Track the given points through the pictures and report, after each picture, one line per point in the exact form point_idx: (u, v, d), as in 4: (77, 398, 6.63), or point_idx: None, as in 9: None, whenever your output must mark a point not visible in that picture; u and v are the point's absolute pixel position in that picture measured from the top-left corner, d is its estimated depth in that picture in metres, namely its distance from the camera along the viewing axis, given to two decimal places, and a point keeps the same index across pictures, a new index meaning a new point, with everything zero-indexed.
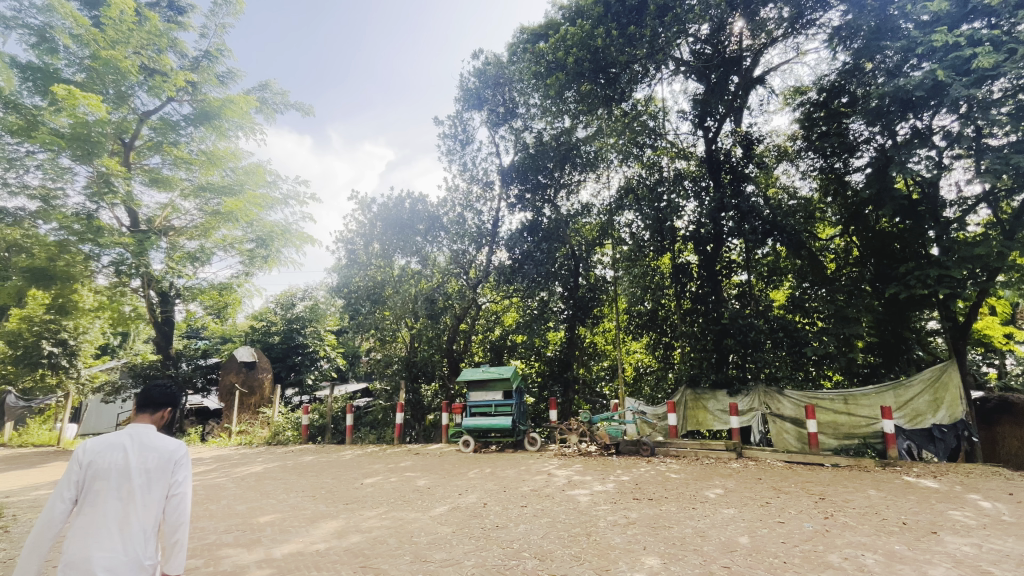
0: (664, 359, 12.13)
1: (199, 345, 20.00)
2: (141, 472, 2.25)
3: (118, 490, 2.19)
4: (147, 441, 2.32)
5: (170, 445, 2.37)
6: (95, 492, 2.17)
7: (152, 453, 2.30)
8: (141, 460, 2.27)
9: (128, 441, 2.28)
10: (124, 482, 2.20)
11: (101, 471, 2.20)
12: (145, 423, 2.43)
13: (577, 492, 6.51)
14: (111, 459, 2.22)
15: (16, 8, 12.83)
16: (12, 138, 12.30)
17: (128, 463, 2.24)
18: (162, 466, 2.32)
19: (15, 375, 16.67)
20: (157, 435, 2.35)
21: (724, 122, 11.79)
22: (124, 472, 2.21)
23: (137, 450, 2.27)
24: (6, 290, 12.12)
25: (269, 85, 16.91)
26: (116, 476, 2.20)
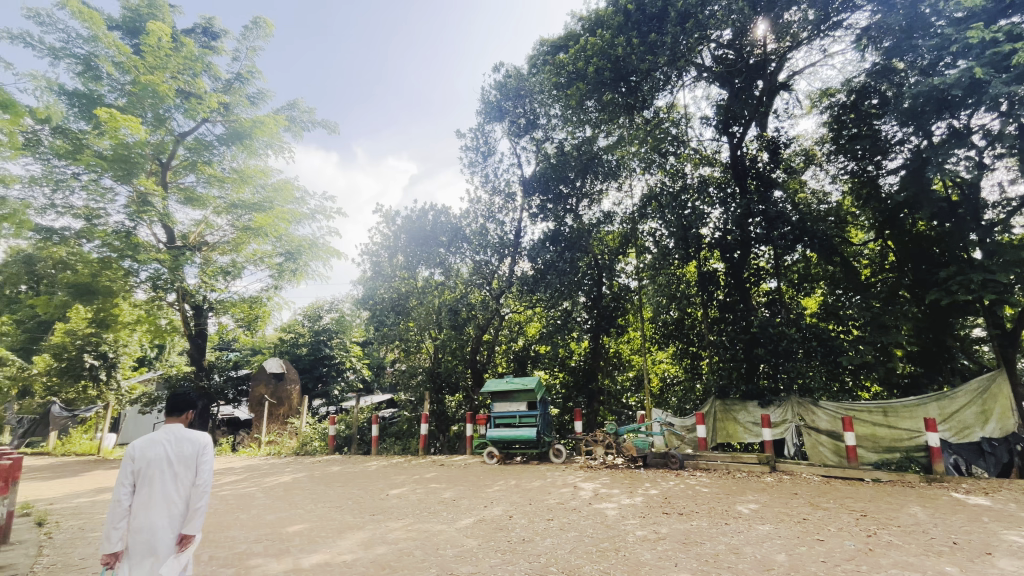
0: (691, 369, 12.03)
1: (230, 356, 20.57)
2: (179, 460, 2.90)
3: (167, 474, 2.85)
4: (184, 436, 2.98)
5: (198, 436, 3.00)
6: (151, 478, 2.80)
7: (186, 443, 2.96)
8: (181, 448, 2.93)
9: (168, 435, 2.96)
10: (170, 466, 2.87)
11: (155, 460, 2.85)
12: (173, 426, 3.06)
13: (604, 505, 6.38)
14: (162, 451, 2.89)
15: (65, 39, 13.63)
16: (59, 161, 13.03)
17: (171, 452, 2.90)
18: (195, 453, 2.96)
19: (59, 386, 17.45)
20: (188, 430, 3.00)
21: (749, 127, 11.60)
22: (171, 459, 2.89)
23: (178, 443, 2.93)
24: (53, 304, 12.75)
25: (297, 104, 17.49)
26: (165, 464, 2.86)
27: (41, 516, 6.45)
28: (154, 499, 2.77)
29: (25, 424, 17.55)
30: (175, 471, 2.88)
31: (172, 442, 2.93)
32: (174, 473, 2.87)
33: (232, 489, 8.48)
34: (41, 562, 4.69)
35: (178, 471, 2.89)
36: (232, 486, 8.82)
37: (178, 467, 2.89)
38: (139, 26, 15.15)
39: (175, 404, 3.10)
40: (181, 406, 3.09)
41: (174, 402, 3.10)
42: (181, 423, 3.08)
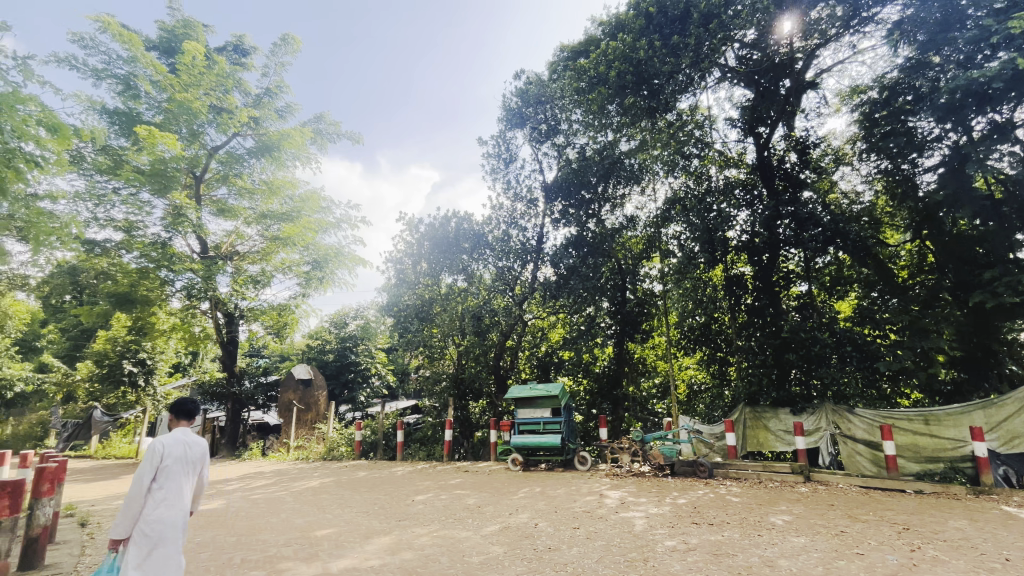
0: (720, 375, 11.71)
1: (261, 363, 21.12)
2: (190, 460, 3.30)
3: (180, 472, 3.20)
4: (194, 441, 3.39)
5: (202, 442, 3.45)
6: (169, 475, 3.12)
7: (193, 446, 3.36)
8: (191, 451, 3.33)
9: (180, 438, 3.30)
10: (182, 465, 3.22)
11: (176, 459, 3.18)
12: (177, 430, 3.35)
13: (631, 514, 6.27)
14: (179, 451, 3.22)
15: (107, 61, 14.35)
16: (102, 176, 13.70)
17: (185, 453, 3.27)
18: (199, 456, 3.40)
19: (100, 392, 18.20)
20: (197, 436, 3.43)
21: (776, 127, 11.34)
22: (184, 459, 3.25)
23: (190, 446, 3.33)
24: (95, 312, 13.35)
25: (323, 116, 17.96)
26: (182, 463, 3.22)
27: (84, 517, 6.71)
28: (169, 493, 3.10)
29: (70, 428, 18.35)
30: (189, 469, 3.28)
31: (186, 445, 3.30)
32: (188, 472, 3.27)
33: (263, 493, 8.67)
34: (84, 561, 4.87)
35: (187, 471, 3.26)
36: (263, 490, 9.01)
37: (191, 467, 3.30)
38: (175, 46, 15.88)
39: (181, 409, 3.38)
40: (189, 412, 3.44)
41: (179, 408, 3.36)
42: (182, 427, 3.41)
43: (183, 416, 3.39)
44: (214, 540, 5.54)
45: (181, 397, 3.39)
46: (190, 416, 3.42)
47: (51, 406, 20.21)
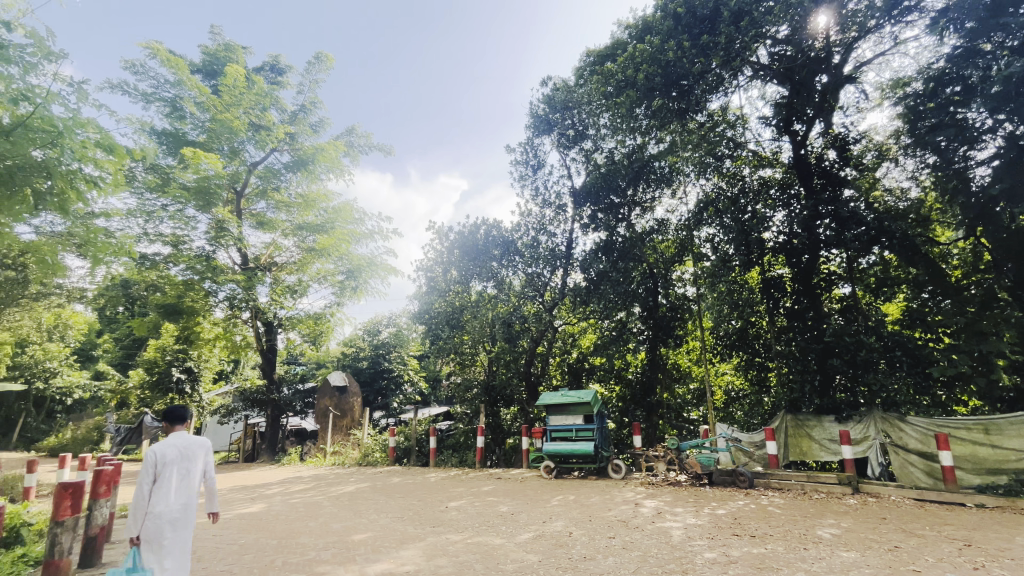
0: (759, 381, 11.42)
1: (299, 370, 21.77)
2: (188, 460, 3.84)
3: (180, 471, 3.76)
4: (191, 441, 3.95)
5: (200, 441, 3.98)
6: (169, 475, 3.68)
7: (190, 447, 3.89)
8: (187, 450, 3.87)
9: (174, 442, 3.84)
10: (179, 465, 3.76)
11: (173, 462, 3.73)
12: (175, 436, 3.89)
13: (668, 524, 6.11)
14: (174, 454, 3.77)
15: (156, 85, 15.22)
16: (152, 195, 14.53)
17: (180, 456, 3.79)
18: (197, 454, 3.93)
19: (151, 399, 19.14)
20: (193, 436, 3.96)
21: (813, 125, 11.00)
22: (181, 459, 3.79)
23: (186, 446, 3.88)
24: (146, 323, 14.09)
25: (354, 129, 18.52)
26: (180, 463, 3.77)
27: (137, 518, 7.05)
28: (171, 491, 3.65)
29: (124, 432, 19.33)
30: (188, 467, 3.83)
31: (180, 447, 3.85)
32: (187, 470, 3.81)
33: (302, 497, 8.90)
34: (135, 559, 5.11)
35: (188, 469, 3.82)
36: (302, 495, 9.25)
37: (191, 465, 3.85)
38: (217, 69, 16.75)
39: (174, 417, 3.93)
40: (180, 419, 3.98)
41: (171, 415, 3.92)
42: (179, 431, 3.95)
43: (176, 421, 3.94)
44: (257, 543, 5.70)
45: (173, 405, 3.93)
46: (182, 420, 3.96)
47: (106, 412, 21.38)
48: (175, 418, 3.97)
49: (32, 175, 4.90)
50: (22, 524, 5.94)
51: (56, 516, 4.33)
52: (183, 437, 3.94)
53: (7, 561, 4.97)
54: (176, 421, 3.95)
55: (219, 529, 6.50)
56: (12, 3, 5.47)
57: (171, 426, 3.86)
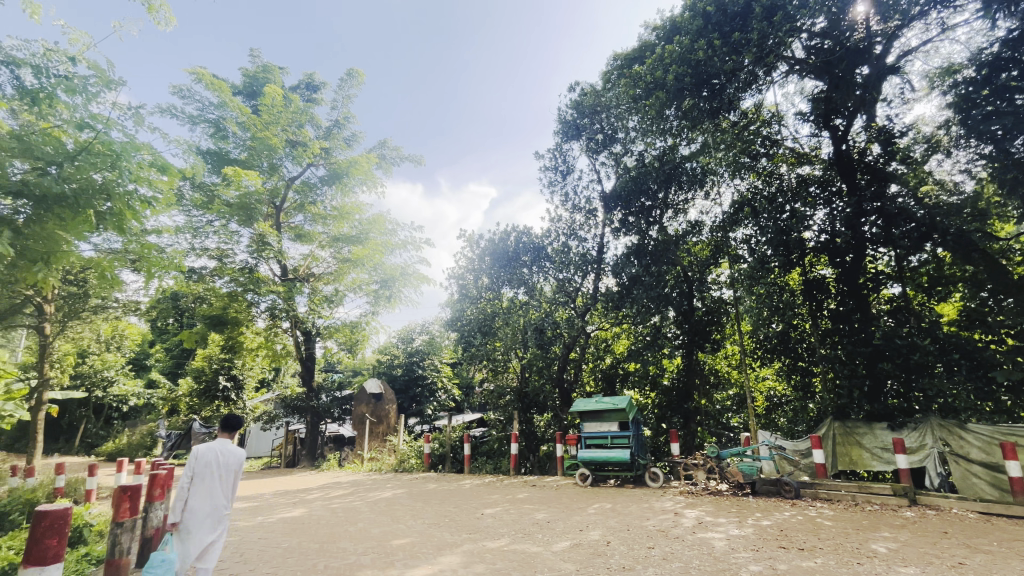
0: (802, 388, 10.84)
1: (336, 378, 22.26)
2: (222, 466, 4.24)
3: (217, 476, 4.17)
4: (234, 450, 4.38)
5: (239, 452, 4.38)
6: (206, 477, 4.11)
7: (228, 455, 4.30)
8: (227, 458, 4.28)
9: (215, 446, 4.29)
10: (214, 469, 4.18)
11: (213, 466, 4.18)
12: (221, 444, 4.34)
13: (710, 535, 5.93)
14: (215, 458, 4.22)
15: (201, 107, 16.10)
16: (198, 212, 15.33)
17: (217, 460, 4.22)
18: (234, 462, 4.31)
19: (199, 406, 20.06)
20: (235, 447, 4.38)
21: (854, 119, 10.61)
22: (220, 464, 4.22)
23: (227, 453, 4.31)
24: (194, 333, 14.82)
25: (386, 143, 19.02)
26: (218, 468, 4.20)
27: None
28: (206, 491, 4.09)
29: (174, 438, 20.31)
30: (225, 472, 4.24)
31: (222, 454, 4.28)
32: (224, 476, 4.22)
33: (341, 502, 9.13)
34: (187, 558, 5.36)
35: (224, 475, 4.22)
36: (341, 499, 9.48)
37: (228, 471, 4.25)
38: (257, 89, 17.61)
39: (226, 424, 4.40)
40: (232, 427, 4.42)
41: (227, 422, 4.40)
42: (227, 439, 4.40)
43: (225, 428, 4.39)
44: (299, 546, 5.86)
45: (227, 413, 4.39)
46: (234, 428, 4.41)
47: (158, 418, 22.53)
48: (227, 427, 4.42)
49: (94, 198, 5.10)
50: (85, 524, 6.33)
51: (115, 518, 4.57)
52: (228, 444, 4.39)
53: (72, 560, 5.29)
54: (226, 429, 4.40)
55: (263, 532, 6.72)
56: (77, 37, 5.85)
57: (221, 432, 4.35)
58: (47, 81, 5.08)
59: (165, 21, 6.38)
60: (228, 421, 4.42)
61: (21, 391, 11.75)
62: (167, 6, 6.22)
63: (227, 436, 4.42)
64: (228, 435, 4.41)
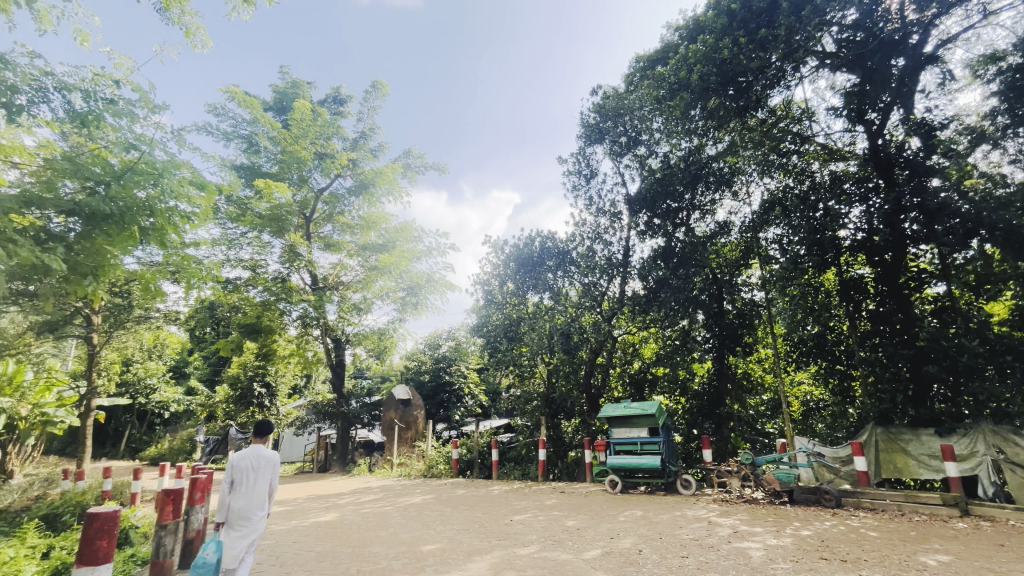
0: (841, 392, 10.58)
1: (365, 384, 22.59)
2: (257, 468, 4.36)
3: (251, 478, 4.29)
4: (266, 453, 4.48)
5: (272, 453, 4.50)
6: (242, 481, 4.25)
7: (261, 457, 4.42)
8: (259, 461, 4.40)
9: (251, 451, 4.43)
10: (251, 472, 4.31)
11: (246, 469, 4.29)
12: (256, 447, 4.48)
13: (746, 544, 5.76)
14: (248, 462, 4.33)
15: (235, 124, 16.78)
16: (233, 225, 15.92)
17: (252, 464, 4.35)
18: (268, 463, 4.43)
19: (235, 411, 20.72)
20: (266, 450, 4.47)
21: (890, 113, 10.21)
22: (254, 466, 4.34)
23: (259, 457, 4.41)
24: (230, 342, 15.37)
25: (411, 151, 19.31)
26: (252, 471, 4.31)
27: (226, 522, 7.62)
28: (243, 494, 4.22)
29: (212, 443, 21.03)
30: (259, 474, 4.35)
31: (254, 457, 4.39)
32: (258, 478, 4.33)
33: (372, 507, 9.27)
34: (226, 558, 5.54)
35: (258, 478, 4.33)
36: (372, 504, 9.62)
37: (261, 473, 4.36)
38: (286, 104, 18.20)
39: (259, 430, 4.53)
40: (264, 431, 4.54)
41: (259, 428, 4.53)
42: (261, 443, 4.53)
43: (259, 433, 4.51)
44: (332, 550, 5.99)
45: (259, 419, 4.49)
46: (265, 434, 4.52)
47: (197, 423, 23.38)
48: (260, 431, 4.54)
49: (138, 215, 5.35)
50: (131, 526, 6.61)
51: (160, 520, 4.76)
52: (262, 447, 4.52)
53: (119, 560, 5.54)
54: (259, 433, 4.52)
55: (298, 536, 6.88)
56: (121, 61, 6.17)
57: (256, 437, 4.49)
58: (95, 105, 5.37)
59: (201, 44, 6.68)
60: (261, 426, 4.54)
61: (71, 398, 12.41)
62: (204, 30, 6.52)
63: (261, 440, 4.55)
64: (262, 439, 4.54)
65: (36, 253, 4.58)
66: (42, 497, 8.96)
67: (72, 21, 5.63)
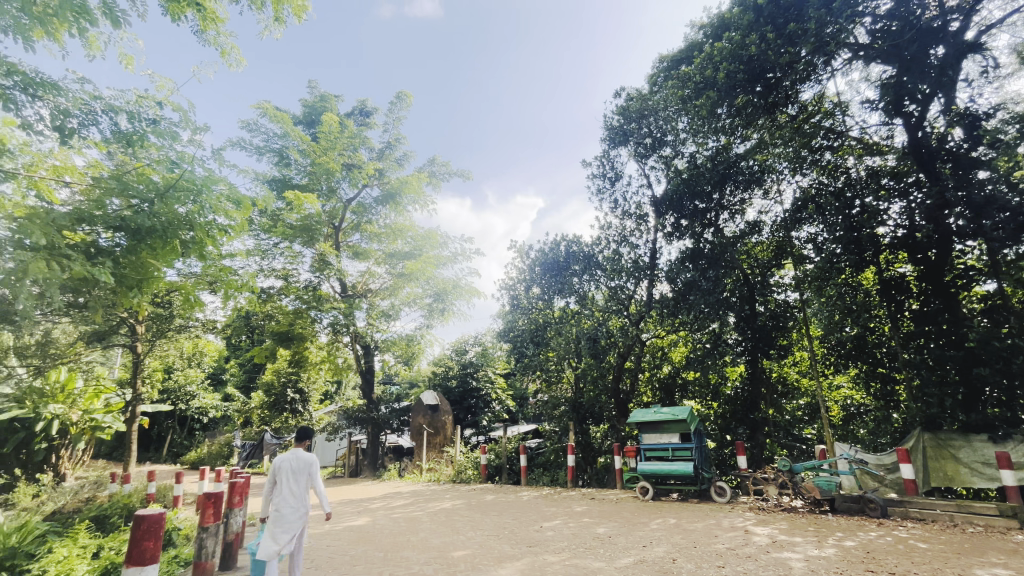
0: (884, 396, 10.15)
1: (394, 390, 22.93)
2: (296, 469, 4.52)
3: (290, 479, 4.45)
4: (304, 455, 4.66)
5: (310, 456, 4.64)
6: (282, 481, 4.42)
7: (299, 460, 4.58)
8: (298, 462, 4.56)
9: (292, 455, 4.62)
10: (289, 473, 4.47)
11: (286, 470, 4.48)
12: (297, 450, 4.65)
13: (786, 555, 5.56)
14: (288, 464, 4.53)
15: (267, 138, 17.38)
16: (266, 236, 16.44)
17: (290, 465, 4.52)
18: (307, 464, 4.56)
19: (270, 417, 21.32)
20: (301, 451, 4.62)
21: (931, 103, 9.78)
22: (293, 467, 4.51)
23: (297, 458, 4.58)
24: (265, 350, 15.85)
25: (435, 159, 19.58)
26: (290, 472, 4.48)
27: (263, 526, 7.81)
28: (283, 493, 4.39)
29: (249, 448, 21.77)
30: (298, 475, 4.50)
31: (294, 460, 4.57)
32: (297, 478, 4.48)
33: (403, 512, 9.36)
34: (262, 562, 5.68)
35: (297, 478, 4.49)
36: (403, 509, 9.72)
37: (300, 474, 4.51)
38: (315, 118, 18.72)
39: (300, 435, 4.73)
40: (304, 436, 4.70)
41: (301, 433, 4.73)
42: (303, 448, 4.71)
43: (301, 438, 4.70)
44: (365, 554, 6.07)
45: (300, 424, 4.67)
46: (306, 437, 4.70)
47: (234, 429, 24.12)
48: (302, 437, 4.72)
49: (179, 228, 5.58)
50: (174, 528, 6.85)
51: (201, 523, 4.93)
52: (302, 451, 4.69)
53: (164, 561, 5.76)
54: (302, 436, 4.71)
55: (332, 540, 7.01)
56: (162, 83, 6.47)
57: (297, 440, 4.69)
58: (140, 125, 5.65)
59: (235, 63, 6.95)
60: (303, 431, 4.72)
61: (117, 405, 12.98)
62: (237, 49, 6.77)
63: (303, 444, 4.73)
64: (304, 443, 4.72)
65: (87, 267, 4.83)
66: (91, 499, 9.39)
67: (117, 46, 5.92)
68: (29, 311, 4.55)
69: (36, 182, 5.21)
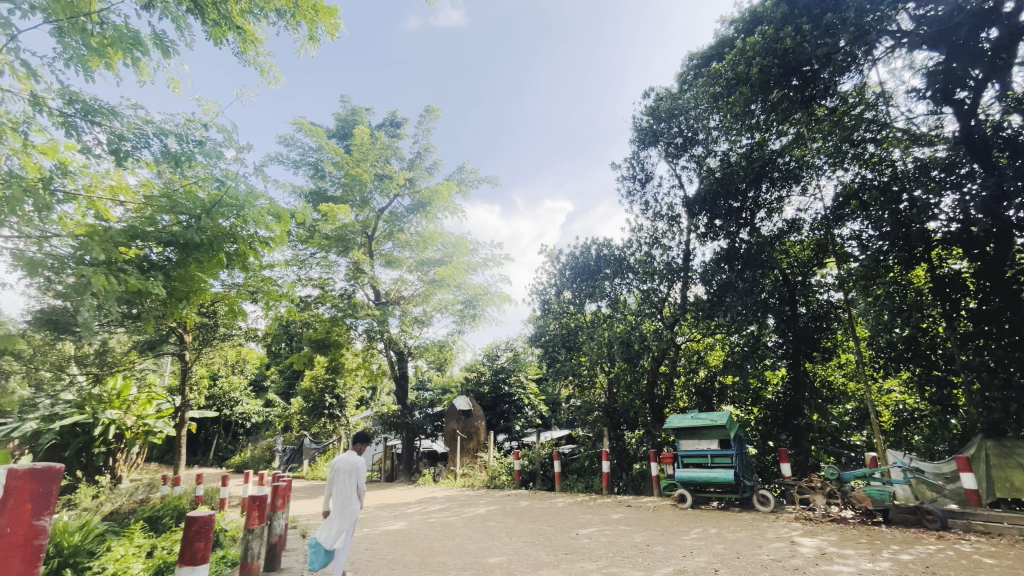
0: (941, 401, 9.51)
1: (428, 396, 23.20)
2: (346, 472, 4.71)
3: (341, 480, 4.67)
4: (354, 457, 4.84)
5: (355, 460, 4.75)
6: (335, 481, 4.68)
7: (348, 463, 4.77)
8: (347, 465, 4.75)
9: (346, 457, 4.85)
10: (340, 475, 4.70)
11: (339, 471, 4.73)
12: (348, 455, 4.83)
13: (836, 568, 5.30)
14: (343, 465, 4.76)
15: (303, 152, 18.02)
16: (303, 246, 16.98)
17: (342, 468, 4.73)
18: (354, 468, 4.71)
19: (309, 422, 21.94)
20: (352, 455, 4.81)
21: (985, 89, 9.21)
22: (344, 470, 4.71)
23: (348, 461, 4.77)
24: (303, 357, 16.33)
25: (464, 167, 19.83)
26: (342, 473, 4.70)
27: (304, 528, 8.02)
28: (336, 492, 4.65)
29: (290, 453, 22.43)
30: (349, 476, 4.70)
31: (346, 462, 4.79)
32: (347, 480, 4.68)
33: (438, 517, 9.43)
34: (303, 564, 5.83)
35: (348, 480, 4.69)
36: (438, 514, 9.78)
37: (350, 476, 4.71)
38: (348, 131, 19.30)
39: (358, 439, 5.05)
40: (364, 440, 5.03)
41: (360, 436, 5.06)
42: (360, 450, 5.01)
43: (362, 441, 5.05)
44: (402, 558, 6.14)
45: (361, 429, 5.02)
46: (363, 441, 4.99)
47: (275, 434, 24.88)
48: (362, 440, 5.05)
49: (223, 242, 5.77)
50: (221, 529, 7.11)
51: (247, 523, 5.16)
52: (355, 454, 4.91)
53: (212, 561, 5.99)
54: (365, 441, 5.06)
55: (370, 544, 7.12)
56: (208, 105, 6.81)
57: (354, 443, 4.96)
58: (189, 146, 5.96)
59: (275, 81, 7.22)
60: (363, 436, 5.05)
61: (168, 411, 13.61)
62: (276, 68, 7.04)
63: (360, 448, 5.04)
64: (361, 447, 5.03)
65: (140, 281, 5.11)
66: (145, 501, 9.87)
67: (167, 72, 6.28)
68: (89, 322, 4.85)
69: (94, 202, 5.60)
